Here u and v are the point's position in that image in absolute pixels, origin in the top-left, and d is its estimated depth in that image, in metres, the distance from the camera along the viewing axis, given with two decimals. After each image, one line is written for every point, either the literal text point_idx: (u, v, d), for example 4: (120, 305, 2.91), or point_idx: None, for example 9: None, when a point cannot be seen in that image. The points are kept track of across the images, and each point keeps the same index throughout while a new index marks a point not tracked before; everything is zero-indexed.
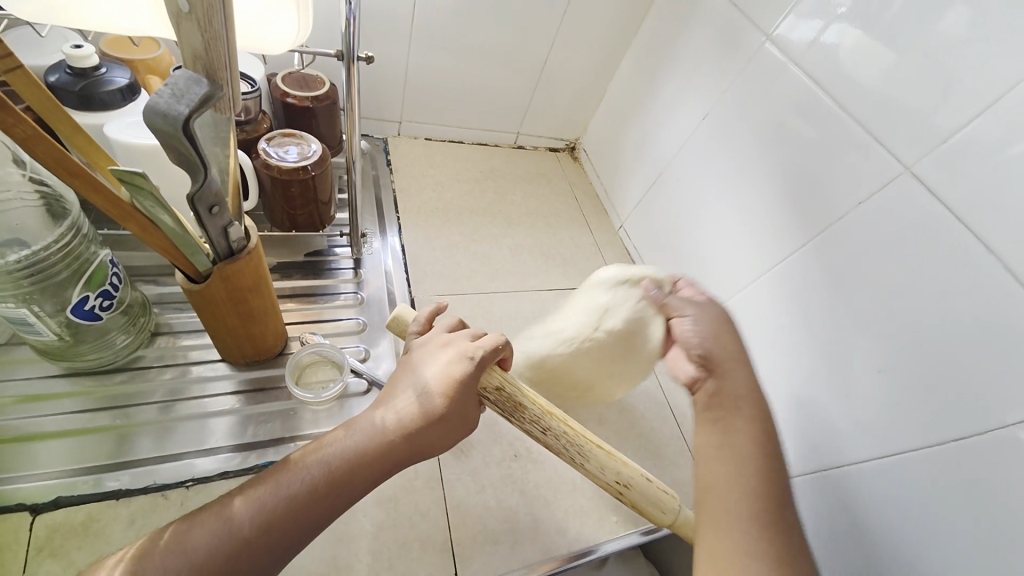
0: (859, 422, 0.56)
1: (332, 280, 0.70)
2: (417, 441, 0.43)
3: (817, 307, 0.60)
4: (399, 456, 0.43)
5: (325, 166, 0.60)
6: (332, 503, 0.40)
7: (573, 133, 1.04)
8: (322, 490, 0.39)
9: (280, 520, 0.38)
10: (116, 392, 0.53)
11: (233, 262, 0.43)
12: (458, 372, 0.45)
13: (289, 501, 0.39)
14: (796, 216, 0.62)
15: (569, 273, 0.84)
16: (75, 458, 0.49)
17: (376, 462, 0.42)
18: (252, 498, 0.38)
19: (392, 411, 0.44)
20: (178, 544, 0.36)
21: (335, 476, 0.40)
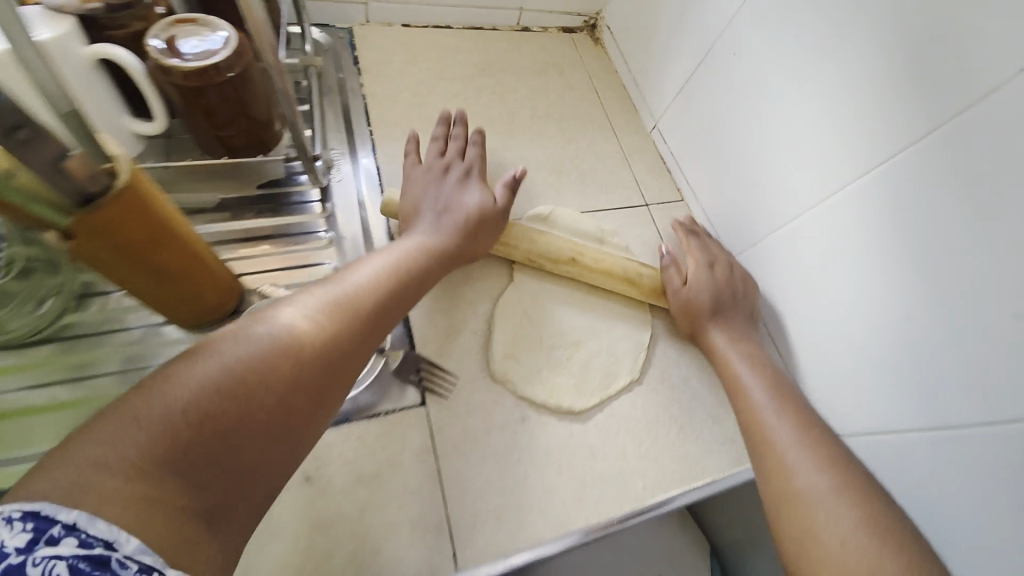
0: (969, 385, 0.39)
1: (294, 216, 0.57)
2: (449, 244, 0.51)
3: (926, 222, 0.42)
4: (443, 263, 0.50)
5: (246, 64, 0.44)
6: (395, 310, 0.42)
7: (593, 4, 0.81)
8: (391, 292, 0.42)
9: (352, 308, 0.38)
10: (66, 362, 0.46)
11: (97, 211, 0.30)
12: (479, 184, 0.56)
13: (368, 295, 0.40)
14: (899, 92, 0.43)
15: (588, 190, 0.68)
16: (44, 438, 0.43)
17: (421, 277, 0.46)
18: (303, 304, 0.36)
19: (425, 230, 0.51)
20: (239, 341, 0.31)
21: (395, 284, 0.43)
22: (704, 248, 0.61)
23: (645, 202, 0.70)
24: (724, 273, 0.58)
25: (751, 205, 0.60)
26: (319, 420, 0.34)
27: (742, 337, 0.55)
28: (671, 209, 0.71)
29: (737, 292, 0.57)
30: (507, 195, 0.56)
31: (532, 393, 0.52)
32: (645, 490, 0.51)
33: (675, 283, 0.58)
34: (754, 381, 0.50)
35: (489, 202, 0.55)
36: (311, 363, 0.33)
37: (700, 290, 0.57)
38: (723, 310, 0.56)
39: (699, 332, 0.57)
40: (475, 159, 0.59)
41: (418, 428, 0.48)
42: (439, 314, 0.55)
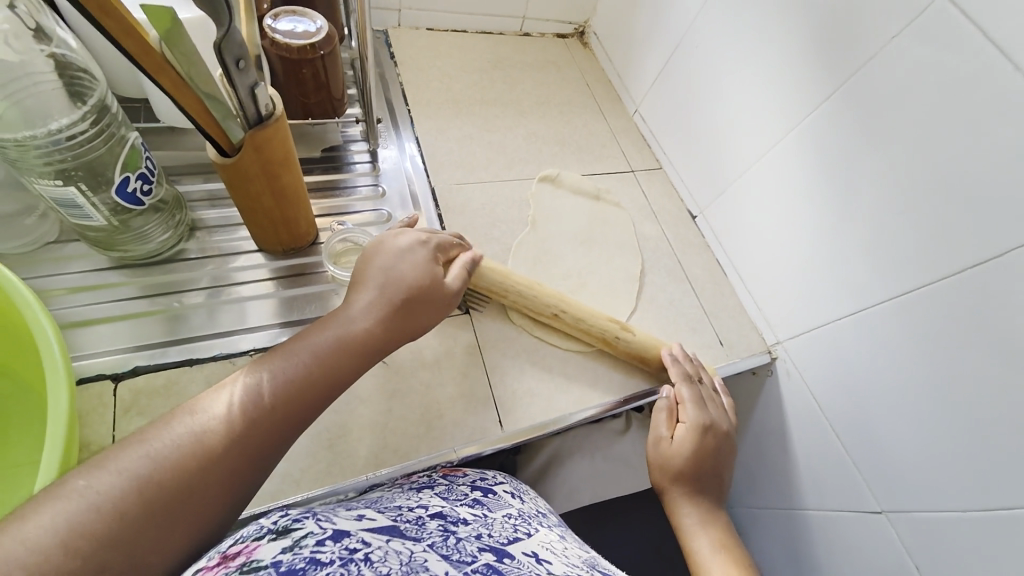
0: (878, 268, 0.58)
1: (351, 173, 0.70)
2: (383, 326, 0.46)
3: (843, 160, 0.59)
4: (372, 355, 0.45)
5: (333, 46, 0.58)
6: (298, 417, 0.40)
7: (581, 15, 0.98)
8: (291, 399, 0.39)
9: (236, 426, 0.37)
10: (158, 281, 0.56)
11: (263, 129, 0.43)
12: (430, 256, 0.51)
13: (259, 408, 0.38)
14: (818, 66, 0.60)
15: (586, 159, 0.84)
16: (134, 337, 0.53)
17: (337, 367, 0.43)
18: (184, 426, 0.36)
19: (354, 311, 0.46)
20: (110, 473, 0.32)
21: (298, 386, 0.40)
22: (699, 403, 0.60)
23: (631, 170, 0.85)
24: (714, 438, 0.60)
25: (717, 166, 0.77)
26: (194, 549, 0.33)
27: (709, 516, 0.59)
28: (652, 175, 0.86)
29: (714, 460, 0.60)
30: (461, 275, 0.53)
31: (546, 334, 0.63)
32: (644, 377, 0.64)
33: (660, 429, 0.61)
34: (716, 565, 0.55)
35: (436, 276, 0.50)
36: (196, 474, 0.34)
37: (682, 453, 0.59)
38: (696, 485, 0.59)
39: (667, 493, 0.60)
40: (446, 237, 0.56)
41: (465, 329, 0.61)
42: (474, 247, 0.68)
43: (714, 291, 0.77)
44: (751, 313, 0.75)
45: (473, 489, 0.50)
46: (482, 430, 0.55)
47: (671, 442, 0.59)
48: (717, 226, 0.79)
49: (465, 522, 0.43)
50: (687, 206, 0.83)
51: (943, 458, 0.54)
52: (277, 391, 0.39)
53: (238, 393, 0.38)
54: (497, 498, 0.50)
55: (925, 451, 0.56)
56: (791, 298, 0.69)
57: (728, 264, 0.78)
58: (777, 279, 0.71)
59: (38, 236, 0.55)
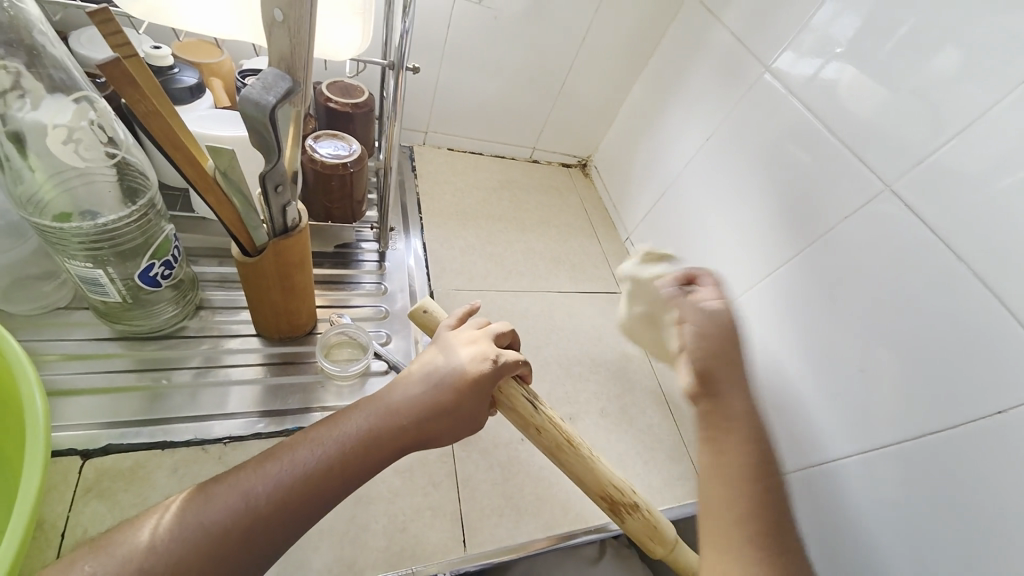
0: (846, 420, 0.60)
1: (357, 270, 0.75)
2: (392, 435, 0.45)
3: (812, 311, 0.64)
4: (375, 466, 0.44)
5: (362, 165, 0.67)
6: (286, 529, 0.39)
7: (586, 151, 1.11)
8: (281, 508, 0.39)
9: (221, 532, 0.37)
10: (153, 356, 0.58)
11: (286, 239, 0.48)
12: (467, 359, 0.49)
13: (245, 515, 0.38)
14: (786, 229, 0.68)
15: (577, 277, 0.89)
16: (114, 412, 0.53)
17: (334, 479, 0.41)
18: (172, 522, 0.37)
19: (367, 416, 0.45)
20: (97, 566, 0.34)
21: (290, 496, 0.39)
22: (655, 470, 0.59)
23: (619, 291, 0.91)
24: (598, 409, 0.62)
25: (698, 299, 0.83)
26: None
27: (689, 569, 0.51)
28: None
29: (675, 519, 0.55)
30: (497, 373, 0.49)
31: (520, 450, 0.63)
32: None
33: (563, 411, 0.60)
34: None
35: (470, 378, 0.47)
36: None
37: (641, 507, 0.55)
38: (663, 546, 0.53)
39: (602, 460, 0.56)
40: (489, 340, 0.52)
41: None
42: None
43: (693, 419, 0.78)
44: None
45: None
46: (444, 550, 0.53)
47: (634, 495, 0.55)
48: None
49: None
50: None
51: None
52: (237, 512, 0.38)
53: (232, 495, 0.39)
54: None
55: None
56: None
57: None
58: None
59: (51, 301, 0.58)
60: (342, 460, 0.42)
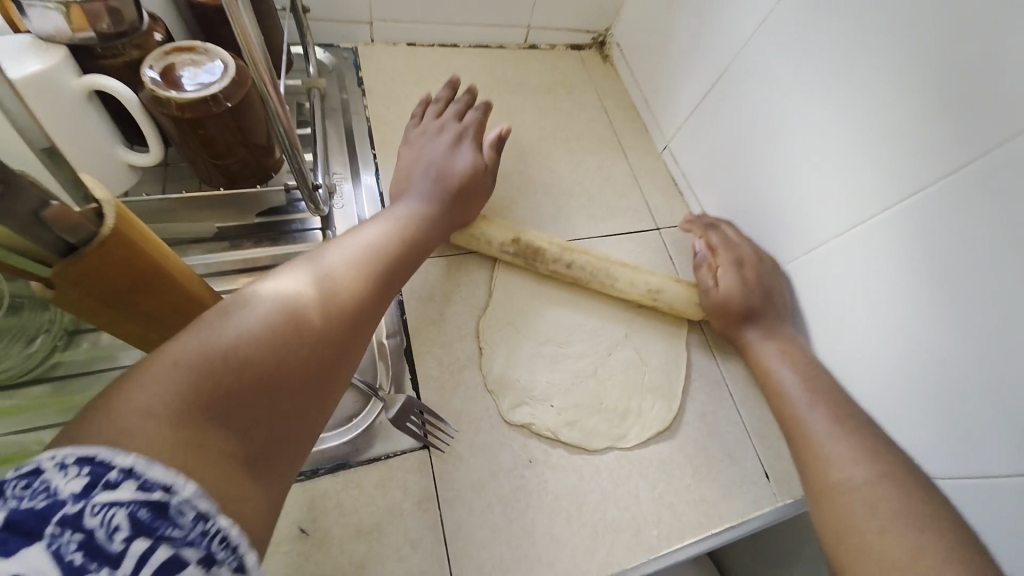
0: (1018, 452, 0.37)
1: (294, 245, 0.55)
2: (438, 217, 0.49)
3: (962, 263, 0.39)
4: (433, 240, 0.48)
5: (245, 92, 0.43)
6: (391, 287, 0.41)
7: (602, 21, 0.79)
8: (386, 265, 0.41)
9: (352, 280, 0.37)
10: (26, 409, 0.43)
11: (77, 263, 0.29)
12: (470, 146, 0.57)
13: (359, 271, 0.38)
14: (933, 129, 0.40)
15: (598, 214, 0.66)
16: None
17: (413, 244, 0.45)
18: (294, 281, 0.34)
19: (409, 204, 0.49)
20: (228, 330, 0.29)
21: (390, 249, 0.42)
22: (728, 244, 0.58)
23: (656, 227, 0.67)
24: (756, 269, 0.55)
25: (764, 237, 0.58)
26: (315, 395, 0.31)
27: (783, 340, 0.53)
28: (684, 234, 0.68)
29: (770, 291, 0.54)
30: (494, 153, 0.58)
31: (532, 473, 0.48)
32: (660, 538, 0.48)
33: (704, 282, 0.57)
34: (794, 383, 0.50)
35: (479, 164, 0.55)
36: (313, 323, 0.33)
37: (732, 287, 0.54)
38: (762, 313, 0.53)
39: (733, 333, 0.55)
40: (472, 123, 0.59)
41: (420, 473, 0.46)
42: (445, 347, 0.53)
43: None
44: None
45: None
46: None
47: (719, 284, 0.55)
48: None
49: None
50: None
51: None
52: (344, 276, 0.37)
53: (336, 257, 0.38)
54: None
55: None
56: None
57: None
58: None
59: None
60: (408, 233, 0.45)
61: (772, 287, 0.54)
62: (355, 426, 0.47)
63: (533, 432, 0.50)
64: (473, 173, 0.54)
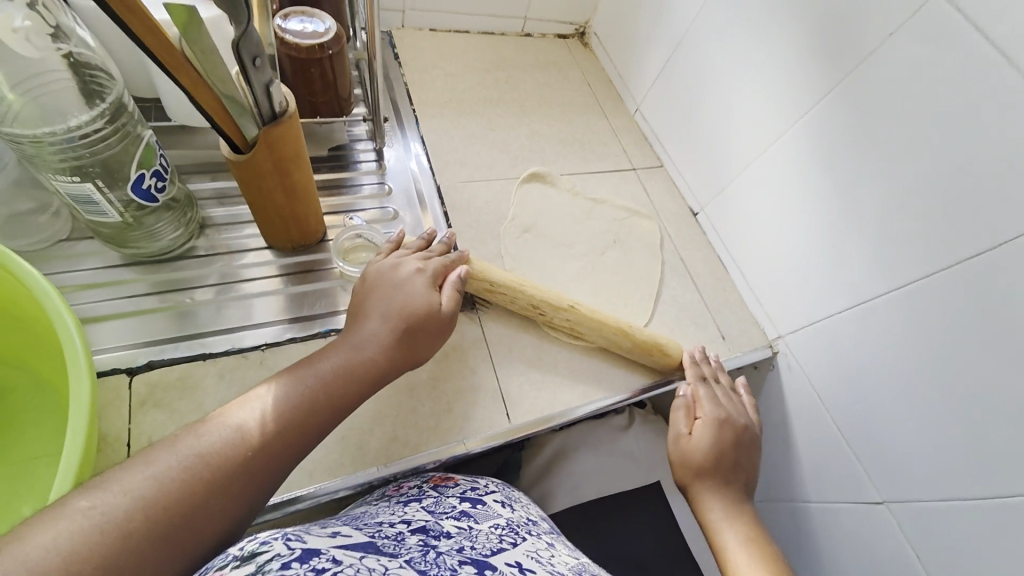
0: (879, 265, 0.58)
1: (358, 172, 0.71)
2: (379, 359, 0.48)
3: (839, 148, 0.61)
4: (369, 382, 0.47)
5: (341, 46, 0.59)
6: (306, 440, 0.42)
7: (583, 15, 0.98)
8: (302, 417, 0.42)
9: (262, 440, 0.40)
10: (169, 278, 0.57)
11: (276, 129, 0.44)
12: (430, 288, 0.53)
13: (272, 424, 0.41)
14: (817, 64, 0.61)
15: (587, 158, 0.84)
16: (151, 330, 0.54)
17: (340, 387, 0.45)
18: (203, 443, 0.38)
19: (348, 347, 0.48)
20: (128, 490, 0.34)
21: (312, 401, 0.43)
22: (715, 401, 0.63)
23: (632, 168, 0.86)
24: (731, 432, 0.61)
25: (714, 163, 0.79)
26: (207, 558, 0.35)
27: (737, 509, 0.59)
28: (653, 174, 0.87)
29: (737, 455, 0.61)
30: (454, 296, 0.54)
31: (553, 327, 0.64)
32: (647, 372, 0.65)
33: (679, 430, 0.62)
34: (740, 550, 0.55)
35: (436, 306, 0.52)
36: (211, 485, 0.37)
37: (701, 448, 0.60)
38: (724, 477, 0.60)
39: (693, 486, 0.60)
40: (438, 263, 0.56)
41: (471, 325, 0.61)
42: (479, 245, 0.69)
43: (716, 286, 0.78)
44: (751, 304, 0.76)
45: (461, 501, 0.50)
46: (490, 423, 0.55)
47: (691, 437, 0.61)
48: (717, 223, 0.80)
49: (447, 535, 0.42)
50: (688, 202, 0.84)
51: (949, 447, 0.55)
52: (256, 437, 0.40)
53: (249, 414, 0.41)
54: (486, 509, 0.50)
55: (928, 438, 0.56)
56: (793, 294, 0.70)
57: (727, 258, 0.80)
58: (778, 277, 0.72)
59: (52, 233, 0.56)
60: (337, 383, 0.45)
61: (740, 453, 0.61)
62: None
63: None
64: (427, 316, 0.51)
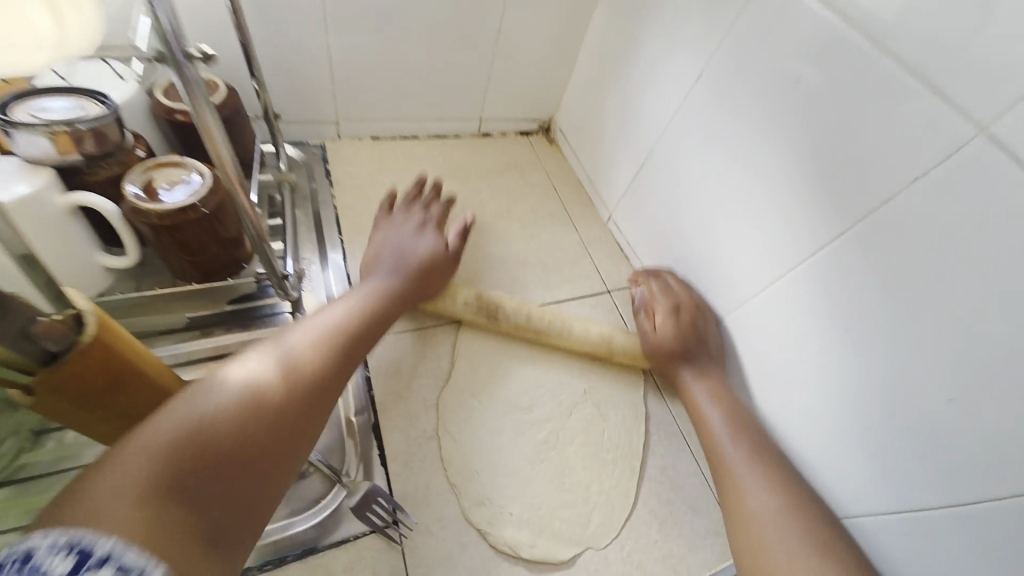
0: (933, 474, 0.42)
1: (263, 329, 0.57)
2: (397, 306, 0.53)
3: (854, 307, 0.46)
4: (386, 315, 0.51)
5: (220, 198, 0.48)
6: (347, 368, 0.44)
7: (546, 111, 0.89)
8: (340, 341, 0.44)
9: (305, 367, 0.40)
10: None
11: (56, 370, 0.31)
12: (434, 234, 0.61)
13: (319, 352, 0.42)
14: (817, 199, 0.48)
15: (552, 282, 0.72)
16: None
17: (366, 317, 0.48)
18: (236, 380, 0.36)
19: (370, 285, 0.53)
20: (160, 431, 0.31)
21: (349, 332, 0.45)
22: (669, 289, 0.63)
23: (607, 289, 0.73)
24: (691, 312, 0.61)
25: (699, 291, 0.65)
26: (281, 475, 0.35)
27: (721, 393, 0.57)
28: None
29: (703, 334, 0.60)
30: (459, 241, 0.63)
31: (505, 542, 0.48)
32: None
33: (645, 328, 0.63)
34: (715, 419, 0.55)
35: (442, 247, 0.60)
36: (267, 410, 0.35)
37: (666, 335, 0.60)
38: (692, 353, 0.59)
39: (669, 371, 0.60)
40: (439, 215, 0.65)
41: (387, 553, 0.46)
42: (410, 420, 0.55)
43: None
44: None
45: None
46: None
47: (654, 330, 0.61)
48: None
49: None
50: None
51: None
52: (297, 360, 0.40)
53: (291, 341, 0.41)
54: None
55: None
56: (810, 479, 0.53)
57: None
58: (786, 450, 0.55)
59: None
60: (359, 317, 0.48)
61: (702, 329, 0.60)
62: (322, 508, 0.47)
63: (500, 499, 0.51)
64: (434, 257, 0.59)
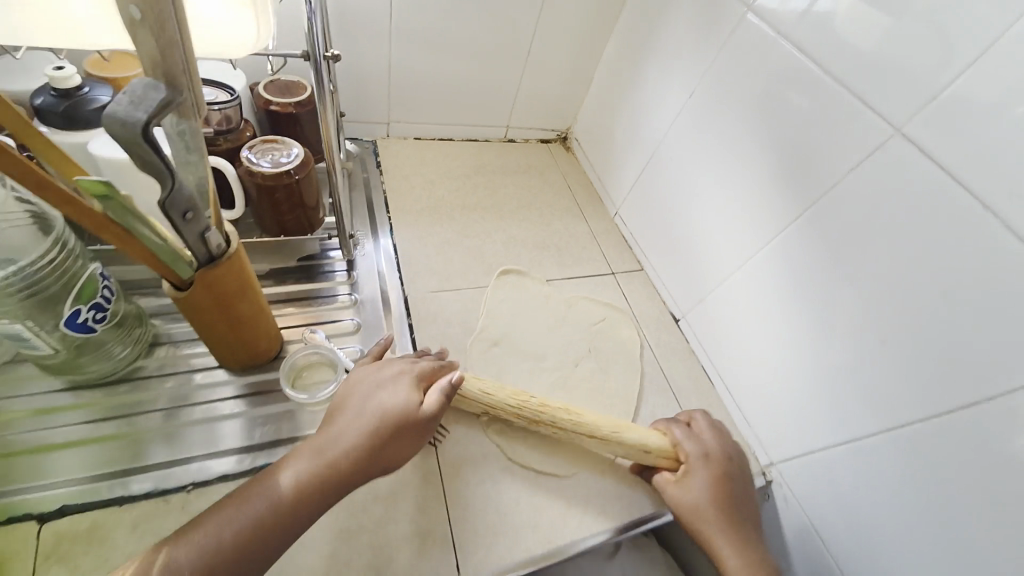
0: (870, 403, 0.53)
1: (325, 282, 0.70)
2: (357, 459, 0.44)
3: (816, 272, 0.58)
4: (353, 473, 0.44)
5: (308, 169, 0.61)
6: (291, 537, 0.41)
7: (564, 123, 1.03)
8: (284, 519, 0.41)
9: (256, 532, 0.40)
10: (112, 402, 0.55)
11: (214, 269, 0.43)
12: (410, 386, 0.50)
13: (265, 524, 0.40)
14: (785, 187, 0.61)
15: (564, 262, 0.83)
16: (83, 466, 0.50)
17: (323, 485, 0.43)
18: (188, 547, 0.38)
19: (336, 435, 0.45)
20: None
21: (301, 496, 0.42)
22: (695, 438, 0.59)
23: (611, 272, 0.85)
24: (722, 471, 0.56)
25: (693, 272, 0.77)
26: None
27: (747, 548, 0.52)
28: (633, 278, 0.86)
29: (735, 496, 0.55)
30: (442, 399, 0.50)
31: (520, 455, 0.59)
32: (621, 509, 0.58)
33: (669, 477, 0.57)
34: (733, 558, 0.51)
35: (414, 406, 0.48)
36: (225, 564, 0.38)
37: (698, 497, 0.54)
38: (729, 523, 0.53)
39: (702, 531, 0.53)
40: (426, 367, 0.54)
41: (426, 454, 0.57)
42: None
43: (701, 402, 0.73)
44: (740, 427, 0.70)
45: None
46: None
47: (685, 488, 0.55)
48: (701, 332, 0.76)
49: None
50: (671, 308, 0.81)
51: None
52: (240, 541, 0.39)
53: (245, 512, 0.40)
54: None
55: None
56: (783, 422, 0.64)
57: (710, 368, 0.75)
58: (765, 399, 0.66)
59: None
60: (316, 483, 0.43)
61: (737, 490, 0.55)
62: None
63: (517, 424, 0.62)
64: (401, 419, 0.47)
